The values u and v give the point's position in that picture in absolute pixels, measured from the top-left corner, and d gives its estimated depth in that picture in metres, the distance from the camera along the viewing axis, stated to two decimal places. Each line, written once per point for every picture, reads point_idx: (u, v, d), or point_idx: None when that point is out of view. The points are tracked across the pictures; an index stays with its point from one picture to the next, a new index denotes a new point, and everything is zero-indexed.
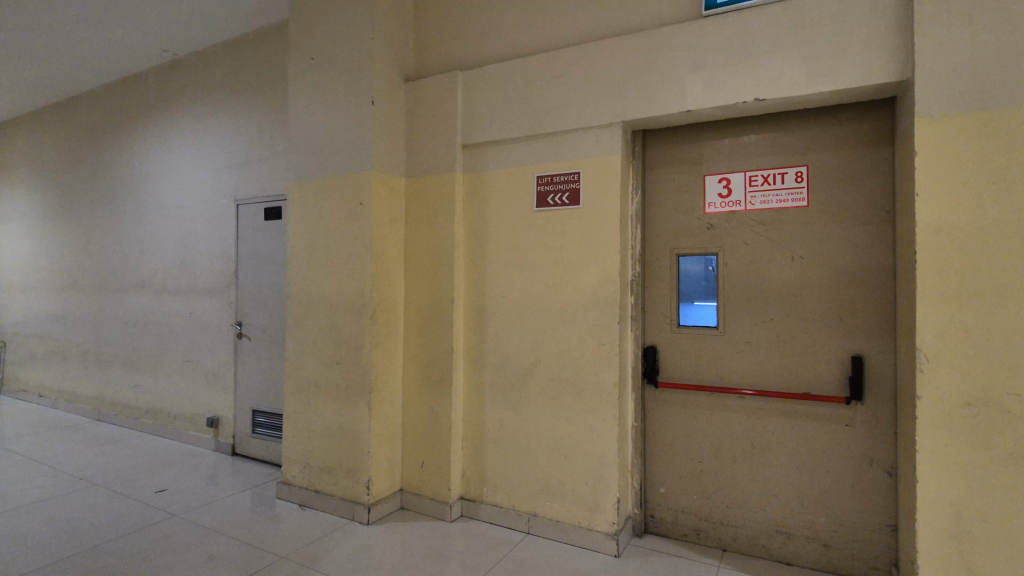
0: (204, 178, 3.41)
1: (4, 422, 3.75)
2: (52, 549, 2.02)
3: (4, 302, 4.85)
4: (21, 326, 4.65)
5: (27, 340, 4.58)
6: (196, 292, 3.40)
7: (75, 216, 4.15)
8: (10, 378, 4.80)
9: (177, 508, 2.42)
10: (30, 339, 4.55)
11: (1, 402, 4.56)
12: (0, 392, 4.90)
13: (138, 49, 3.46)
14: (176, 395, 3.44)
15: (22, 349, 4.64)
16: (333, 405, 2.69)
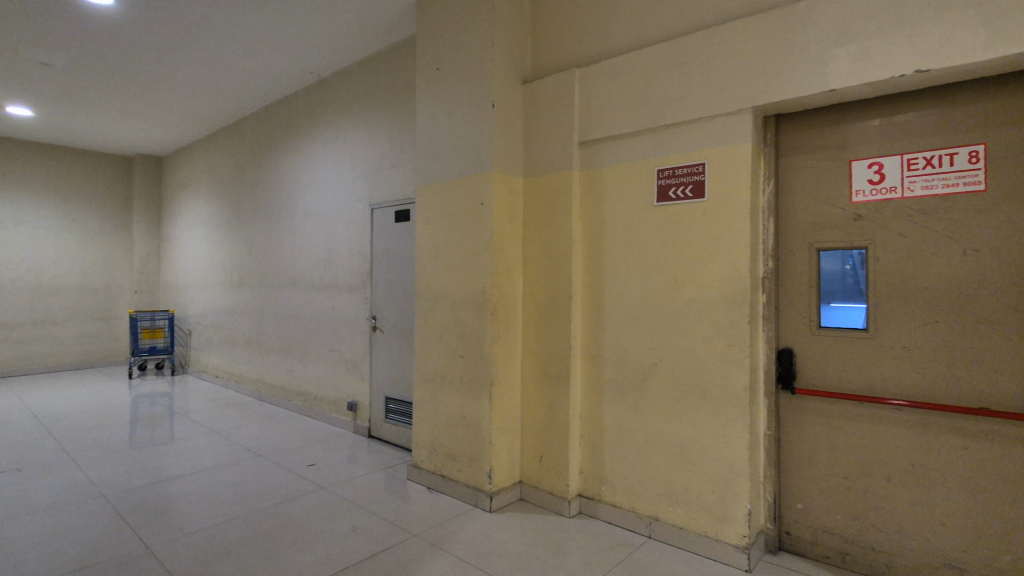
0: (343, 185, 3.77)
1: (190, 397, 4.46)
2: (229, 508, 2.34)
3: (189, 297, 5.76)
4: (201, 317, 5.50)
5: (206, 329, 5.39)
6: (337, 288, 3.77)
7: (242, 223, 4.81)
8: (194, 360, 5.69)
9: (324, 482, 2.70)
10: (208, 328, 5.36)
11: (188, 381, 5.43)
12: (187, 373, 5.83)
13: (290, 74, 3.91)
14: (321, 380, 3.84)
15: (202, 337, 5.47)
16: (456, 396, 2.82)
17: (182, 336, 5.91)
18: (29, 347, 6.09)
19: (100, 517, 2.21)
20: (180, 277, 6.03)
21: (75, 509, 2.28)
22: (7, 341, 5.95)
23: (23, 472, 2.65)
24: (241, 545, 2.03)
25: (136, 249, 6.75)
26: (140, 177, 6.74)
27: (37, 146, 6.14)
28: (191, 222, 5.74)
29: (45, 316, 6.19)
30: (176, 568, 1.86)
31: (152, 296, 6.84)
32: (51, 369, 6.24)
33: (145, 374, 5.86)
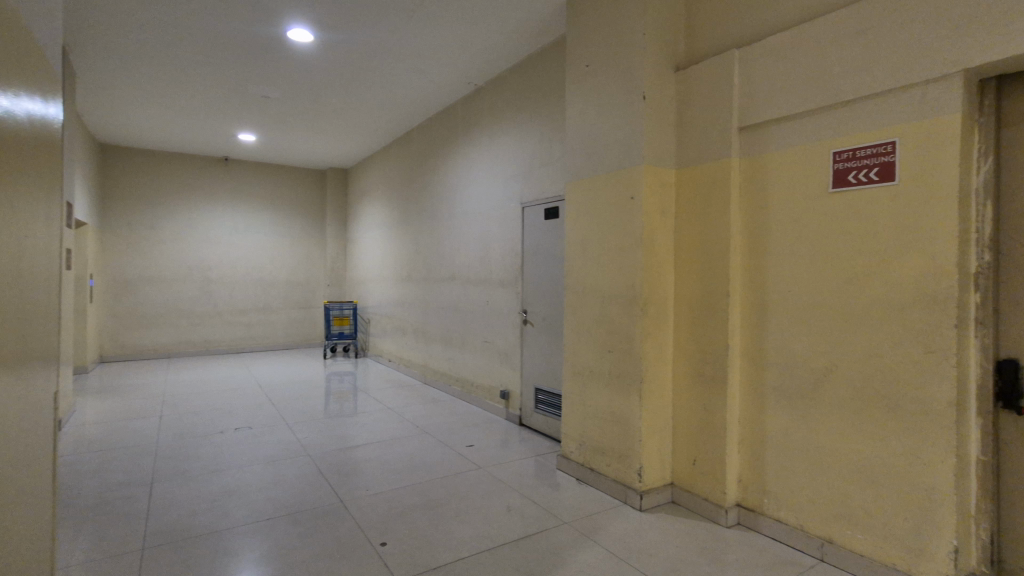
0: (497, 186, 4.00)
1: (370, 378, 5.11)
2: (403, 476, 2.65)
3: (368, 291, 6.60)
4: (378, 308, 6.25)
5: (381, 319, 6.12)
6: (492, 282, 4.01)
7: (410, 224, 5.37)
8: (373, 346, 6.50)
9: (482, 462, 2.91)
10: (383, 317, 6.09)
11: (368, 363, 6.23)
12: (367, 357, 6.68)
13: (450, 86, 4.25)
14: (477, 368, 4.13)
15: (378, 325, 6.23)
16: (606, 391, 2.84)
17: (363, 324, 6.77)
18: (254, 329, 7.49)
19: (308, 472, 2.65)
20: (361, 273, 6.92)
21: (290, 463, 2.76)
22: (239, 324, 7.39)
23: (254, 430, 3.29)
24: (415, 510, 2.28)
25: (327, 249, 7.91)
26: (332, 187, 7.87)
27: (258, 165, 7.51)
28: (370, 224, 6.55)
29: (263, 304, 7.56)
30: (365, 521, 2.16)
31: (340, 290, 7.94)
32: (268, 348, 7.60)
33: (335, 356, 6.84)
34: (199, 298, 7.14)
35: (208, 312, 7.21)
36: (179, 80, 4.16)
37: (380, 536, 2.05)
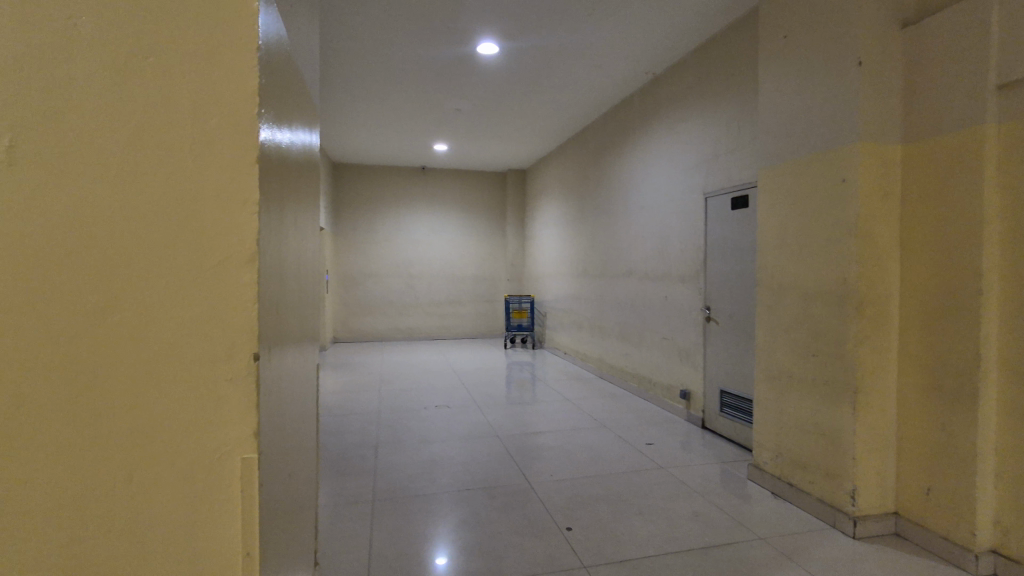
0: (677, 177, 3.83)
1: (547, 369, 5.34)
2: (584, 466, 2.72)
3: (545, 286, 6.88)
4: (554, 302, 6.49)
5: (557, 313, 6.34)
6: (671, 277, 3.87)
7: (585, 220, 5.45)
8: (549, 338, 6.77)
9: (663, 462, 2.84)
10: (559, 311, 6.30)
11: (545, 354, 6.51)
12: (544, 349, 6.99)
13: (627, 78, 4.19)
14: (655, 365, 4.03)
15: (555, 319, 6.46)
16: (808, 399, 2.53)
17: (540, 317, 7.09)
18: (447, 319, 8.40)
19: (498, 451, 2.89)
20: (539, 268, 7.25)
21: (481, 442, 3.03)
22: (434, 315, 8.34)
23: (451, 409, 3.69)
24: (596, 501, 2.33)
25: (506, 246, 8.46)
26: (511, 187, 8.36)
27: (448, 172, 8.32)
28: (547, 222, 6.82)
29: (452, 297, 8.40)
30: (550, 505, 2.28)
31: (519, 284, 8.42)
32: (459, 336, 8.47)
33: (515, 347, 7.30)
34: (403, 291, 8.22)
35: (409, 303, 8.26)
36: (392, 103, 4.83)
37: (565, 521, 2.14)
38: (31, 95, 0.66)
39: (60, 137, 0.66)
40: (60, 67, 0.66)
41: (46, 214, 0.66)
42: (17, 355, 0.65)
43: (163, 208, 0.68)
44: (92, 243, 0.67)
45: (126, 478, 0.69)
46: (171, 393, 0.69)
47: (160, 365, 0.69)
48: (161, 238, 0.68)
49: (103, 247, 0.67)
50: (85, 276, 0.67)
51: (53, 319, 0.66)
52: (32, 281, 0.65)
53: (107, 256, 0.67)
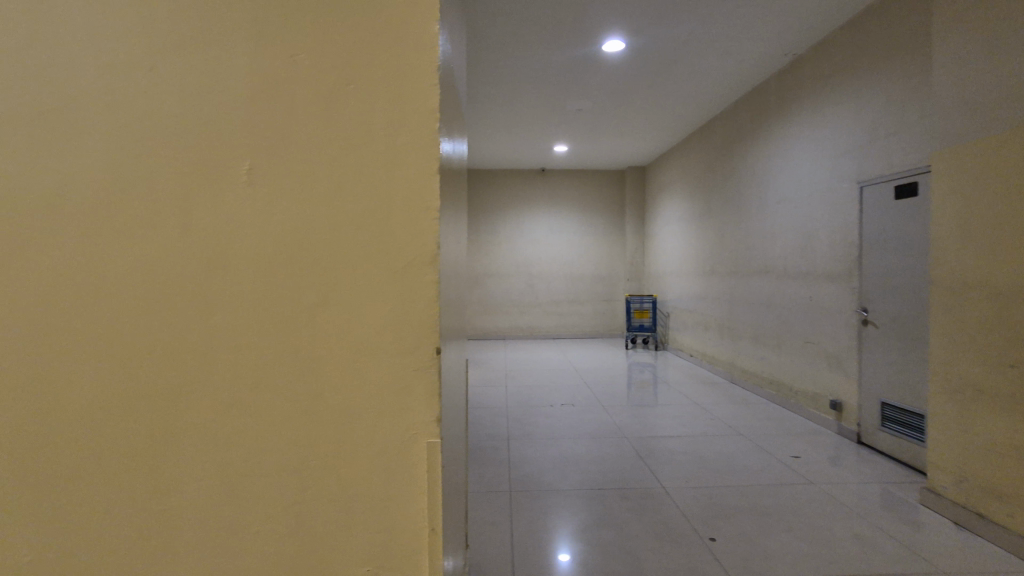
0: (824, 166, 3.49)
1: (672, 371, 5.15)
2: (723, 474, 2.59)
3: (668, 285, 6.63)
4: (678, 302, 6.25)
5: (682, 313, 6.09)
6: (817, 276, 3.53)
7: (713, 215, 5.16)
8: (673, 339, 6.52)
9: (813, 478, 2.60)
10: (683, 312, 6.05)
11: (668, 356, 6.28)
12: (666, 351, 6.74)
13: (764, 62, 3.91)
14: (798, 371, 3.71)
15: (679, 319, 6.21)
16: (1002, 419, 2.17)
17: (662, 317, 6.86)
18: (566, 318, 8.47)
19: (629, 453, 2.86)
20: (661, 267, 7.02)
21: (610, 442, 3.00)
22: (553, 313, 8.47)
23: (578, 408, 3.70)
24: (742, 513, 2.20)
25: (624, 245, 8.30)
26: (629, 184, 8.18)
27: (565, 172, 8.37)
28: (670, 219, 6.57)
29: (570, 296, 8.44)
30: (690, 513, 2.19)
31: (639, 283, 8.22)
32: (577, 335, 8.49)
33: (635, 348, 7.13)
34: (523, 290, 8.44)
35: (528, 303, 8.46)
36: (519, 108, 4.97)
37: (708, 531, 2.05)
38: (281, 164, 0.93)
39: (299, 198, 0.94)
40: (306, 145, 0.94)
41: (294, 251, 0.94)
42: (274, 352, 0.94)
43: (362, 240, 0.94)
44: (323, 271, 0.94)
45: (333, 430, 0.95)
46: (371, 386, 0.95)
47: (353, 348, 0.95)
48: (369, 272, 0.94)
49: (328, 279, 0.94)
50: (304, 286, 0.94)
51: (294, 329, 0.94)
52: (277, 293, 0.94)
53: (317, 273, 0.94)
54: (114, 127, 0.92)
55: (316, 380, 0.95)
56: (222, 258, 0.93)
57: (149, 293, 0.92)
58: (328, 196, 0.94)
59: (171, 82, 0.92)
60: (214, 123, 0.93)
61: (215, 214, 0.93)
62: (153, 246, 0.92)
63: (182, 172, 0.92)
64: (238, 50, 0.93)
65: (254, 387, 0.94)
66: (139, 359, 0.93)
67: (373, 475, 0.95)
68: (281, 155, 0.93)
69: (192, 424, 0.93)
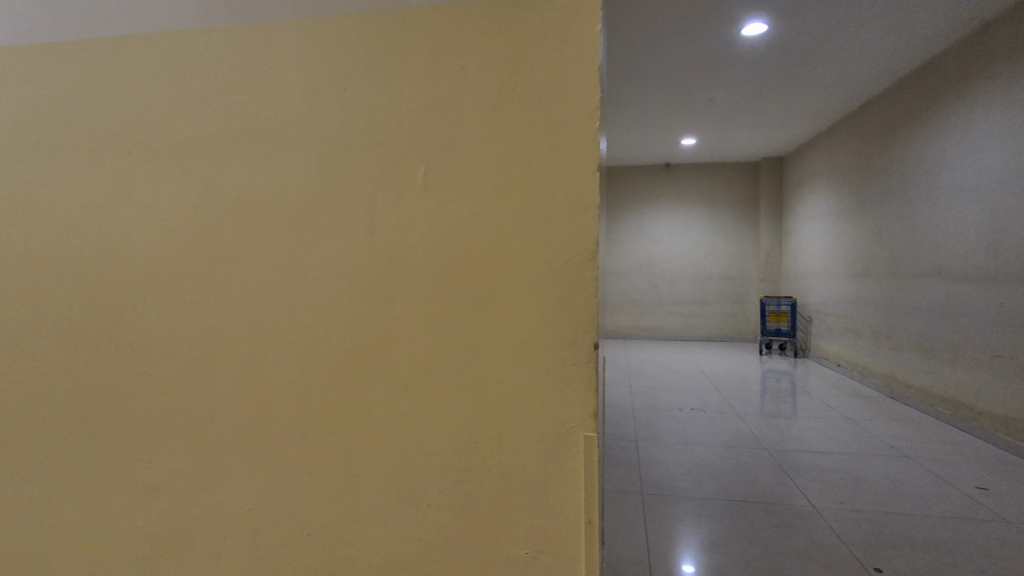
0: (1021, 148, 2.95)
1: (816, 381, 4.70)
2: (888, 500, 2.30)
3: (811, 287, 6.04)
4: (823, 305, 5.66)
5: (828, 318, 5.51)
6: (1010, 278, 3.00)
7: (869, 209, 4.61)
8: (816, 346, 5.92)
9: (1008, 514, 2.21)
10: (829, 316, 5.47)
11: (810, 364, 5.72)
12: (808, 358, 6.14)
13: (939, 32, 3.40)
14: (982, 389, 3.17)
15: (825, 324, 5.62)
16: None
17: (804, 322, 6.27)
18: (692, 319, 8.12)
19: (771, 465, 2.66)
20: (802, 267, 6.40)
21: (748, 452, 2.82)
22: (677, 314, 8.16)
23: (711, 414, 3.52)
24: (913, 546, 1.93)
25: (759, 243, 7.71)
26: (764, 176, 7.57)
27: (693, 166, 7.99)
28: (815, 213, 5.96)
29: (695, 297, 8.06)
30: (847, 537, 1.98)
31: (774, 284, 7.57)
32: (703, 337, 8.09)
33: (769, 354, 6.60)
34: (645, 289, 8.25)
35: (651, 302, 8.25)
36: (649, 102, 4.87)
37: (871, 560, 1.84)
38: (456, 170, 1.04)
39: (472, 201, 1.04)
40: (479, 151, 1.03)
41: (467, 249, 1.04)
42: (449, 337, 1.05)
43: (528, 237, 1.01)
44: (493, 266, 1.03)
45: (496, 416, 1.03)
46: (535, 373, 1.01)
47: (515, 339, 1.02)
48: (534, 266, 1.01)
49: (497, 273, 1.03)
50: (474, 280, 1.04)
51: (467, 318, 1.04)
52: (451, 286, 1.05)
53: (486, 268, 1.03)
54: (320, 145, 1.10)
55: (482, 369, 1.03)
56: (402, 257, 1.06)
57: (346, 287, 1.09)
58: (494, 199, 1.02)
59: (366, 104, 1.08)
60: (401, 138, 1.06)
61: (398, 219, 1.06)
62: (347, 247, 1.09)
63: (375, 181, 1.07)
64: (422, 74, 1.06)
65: (427, 372, 1.06)
66: (337, 343, 1.09)
67: (533, 462, 1.01)
68: (452, 165, 1.04)
69: (377, 402, 1.07)
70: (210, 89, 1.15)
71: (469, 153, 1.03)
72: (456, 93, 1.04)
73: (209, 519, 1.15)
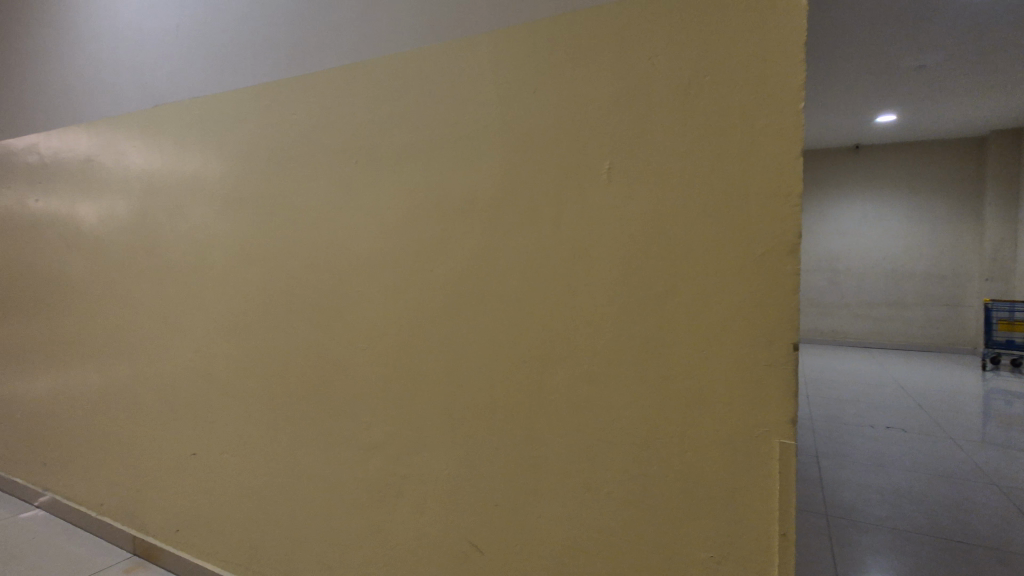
0: None
1: None
2: None
3: None
4: None
5: None
6: None
7: None
8: None
9: None
10: None
11: None
12: None
13: None
14: None
15: None
16: None
17: None
18: (884, 324, 7.01)
19: (1002, 504, 2.19)
20: None
21: (969, 485, 2.36)
22: (867, 317, 7.11)
23: (915, 436, 3.00)
24: None
25: (983, 235, 6.34)
26: (992, 154, 6.19)
27: (891, 146, 6.86)
28: None
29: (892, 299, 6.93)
30: None
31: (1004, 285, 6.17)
32: (899, 346, 6.93)
33: (995, 370, 5.41)
34: (824, 288, 7.33)
35: (833, 304, 7.31)
36: (838, 77, 4.28)
37: None
38: (644, 165, 1.04)
39: (659, 195, 1.03)
40: (666, 146, 1.02)
41: (653, 243, 1.04)
42: (632, 331, 1.06)
43: (719, 233, 0.98)
44: (679, 262, 1.01)
45: (680, 412, 1.01)
46: (723, 375, 0.98)
47: (703, 333, 0.99)
48: (726, 264, 0.97)
49: (684, 270, 1.01)
50: (659, 276, 1.03)
51: (651, 313, 1.04)
52: (635, 281, 1.05)
53: (672, 263, 1.02)
54: (511, 146, 1.18)
55: (664, 365, 1.03)
56: (586, 251, 1.10)
57: (531, 280, 1.16)
58: (681, 191, 1.01)
59: (553, 105, 1.14)
60: (589, 135, 1.10)
61: (582, 214, 1.10)
62: (533, 241, 1.15)
63: (562, 179, 1.12)
64: (610, 72, 1.08)
65: (609, 363, 1.08)
66: (521, 332, 1.17)
67: (719, 464, 0.98)
68: (638, 160, 1.05)
69: (558, 391, 1.13)
70: (415, 102, 1.30)
71: (657, 148, 1.03)
72: (644, 89, 1.04)
73: (409, 483, 1.31)
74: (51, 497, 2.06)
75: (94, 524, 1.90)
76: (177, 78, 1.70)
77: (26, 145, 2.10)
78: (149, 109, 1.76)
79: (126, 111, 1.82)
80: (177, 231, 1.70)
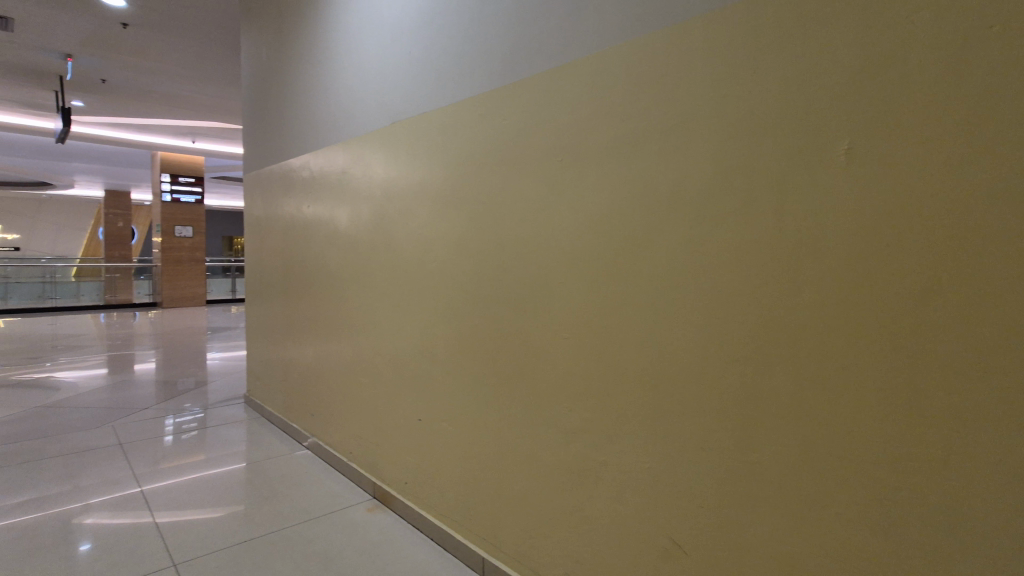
0: None
1: None
2: None
3: None
4: None
5: None
6: None
7: None
8: None
9: None
10: None
11: None
12: None
13: None
14: None
15: None
16: None
17: None
18: None
19: None
20: None
21: None
22: None
23: None
24: None
25: None
26: None
27: None
28: None
29: None
30: None
31: None
32: None
33: None
34: None
35: None
36: None
37: None
38: (896, 144, 0.90)
39: (915, 177, 0.88)
40: (928, 118, 0.87)
41: (904, 233, 0.90)
42: (873, 335, 0.93)
43: (1003, 218, 0.80)
44: (943, 254, 0.86)
45: (939, 431, 0.86)
46: (1004, 391, 0.81)
47: (976, 340, 0.83)
48: (1013, 256, 0.80)
49: (948, 264, 0.85)
50: (913, 271, 0.89)
51: (901, 314, 0.90)
52: (878, 277, 0.92)
53: (932, 255, 0.87)
54: (728, 134, 1.12)
55: (919, 373, 0.88)
56: (815, 244, 1.00)
57: (749, 274, 1.09)
58: (947, 170, 0.85)
59: (778, 84, 1.04)
60: (823, 114, 0.99)
61: (810, 203, 1.00)
62: (750, 233, 1.09)
63: (788, 165, 1.03)
64: (853, 39, 0.95)
65: (841, 369, 0.97)
66: (734, 330, 1.12)
67: (996, 498, 0.81)
68: (887, 138, 0.91)
69: (777, 392, 1.05)
70: (621, 97, 1.31)
71: (915, 122, 0.88)
72: (899, 53, 0.90)
73: (610, 471, 1.35)
74: (315, 441, 2.59)
75: (345, 467, 2.34)
76: (410, 98, 1.98)
77: (301, 163, 2.65)
78: (387, 126, 2.09)
79: (372, 129, 2.17)
80: (409, 229, 1.98)
